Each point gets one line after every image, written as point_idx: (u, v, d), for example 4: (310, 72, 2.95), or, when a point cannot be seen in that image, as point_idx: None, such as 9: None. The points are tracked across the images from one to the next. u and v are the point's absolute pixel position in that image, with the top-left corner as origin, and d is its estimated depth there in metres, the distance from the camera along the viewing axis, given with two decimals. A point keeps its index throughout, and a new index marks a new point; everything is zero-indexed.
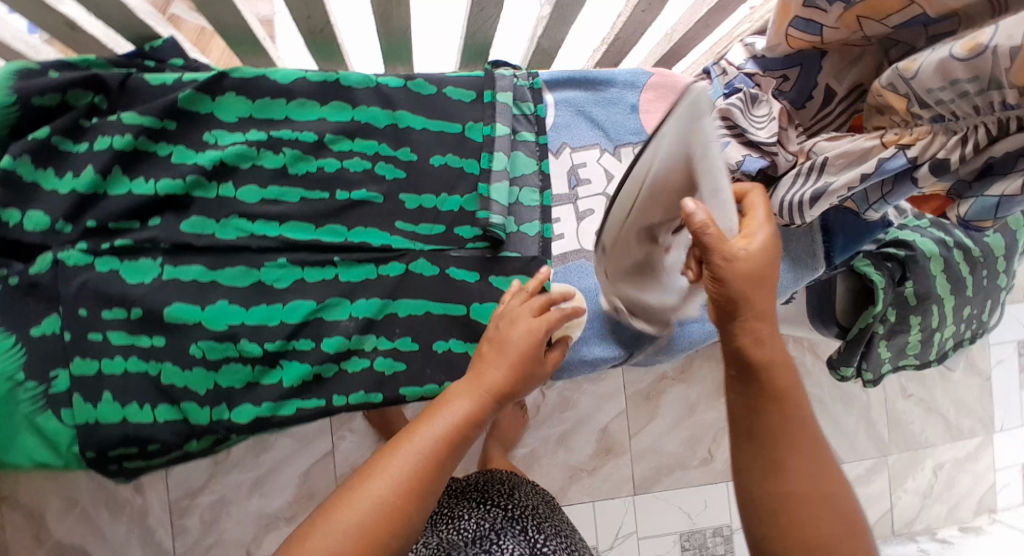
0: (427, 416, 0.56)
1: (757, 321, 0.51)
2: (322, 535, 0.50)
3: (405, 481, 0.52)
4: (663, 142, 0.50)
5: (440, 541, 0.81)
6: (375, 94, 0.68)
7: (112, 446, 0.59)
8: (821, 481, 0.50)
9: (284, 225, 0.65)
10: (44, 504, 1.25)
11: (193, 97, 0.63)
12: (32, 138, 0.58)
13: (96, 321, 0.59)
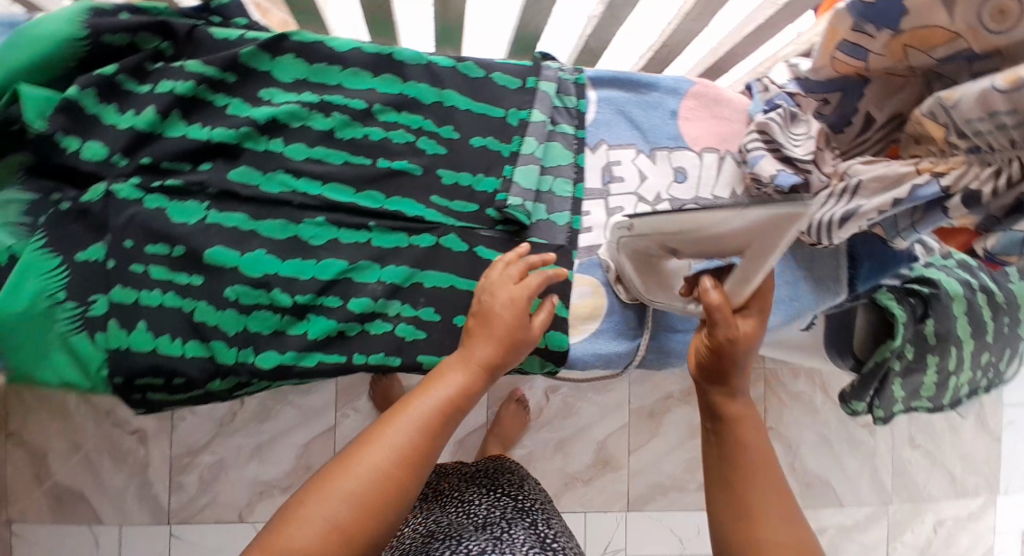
0: (419, 391, 0.58)
1: (735, 383, 0.59)
2: (318, 505, 0.51)
3: (399, 452, 0.54)
4: (738, 216, 0.53)
5: (451, 520, 0.80)
6: (426, 72, 0.70)
7: (140, 375, 0.61)
8: (789, 526, 0.54)
9: (326, 186, 0.67)
10: (49, 443, 1.27)
11: (254, 54, 0.66)
12: (98, 73, 0.60)
13: (140, 254, 0.61)
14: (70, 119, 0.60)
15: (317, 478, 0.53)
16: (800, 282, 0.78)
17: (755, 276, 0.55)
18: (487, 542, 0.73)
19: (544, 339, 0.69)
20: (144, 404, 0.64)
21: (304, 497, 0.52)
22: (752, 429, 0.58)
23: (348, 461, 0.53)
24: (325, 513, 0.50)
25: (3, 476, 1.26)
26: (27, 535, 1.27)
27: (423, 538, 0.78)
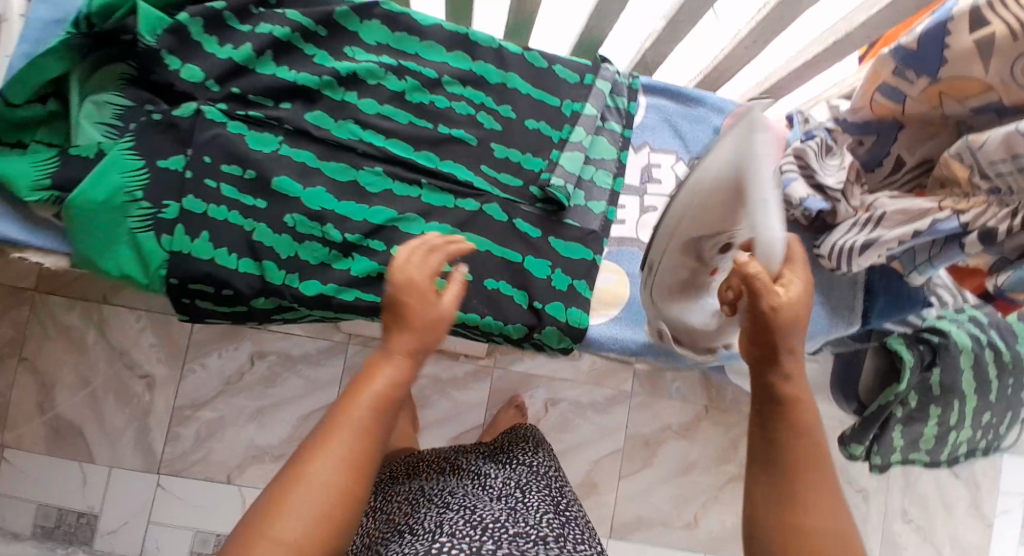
0: (353, 391, 0.48)
1: (788, 356, 0.49)
2: (276, 534, 0.42)
3: (354, 461, 0.46)
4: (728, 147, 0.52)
5: (466, 493, 0.86)
6: (495, 55, 0.76)
7: (193, 280, 0.64)
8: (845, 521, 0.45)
9: (388, 140, 0.72)
10: (60, 374, 1.30)
11: (346, 15, 0.71)
12: (208, 6, 0.66)
13: (215, 170, 0.65)
14: (176, 40, 0.65)
15: (261, 507, 0.44)
16: (817, 306, 0.81)
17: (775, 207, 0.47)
18: (503, 509, 0.81)
19: (564, 313, 0.72)
20: (188, 311, 0.68)
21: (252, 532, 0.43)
22: (814, 419, 0.48)
23: (296, 480, 0.44)
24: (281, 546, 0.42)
25: (8, 399, 1.29)
26: (19, 462, 1.28)
27: (439, 504, 0.83)
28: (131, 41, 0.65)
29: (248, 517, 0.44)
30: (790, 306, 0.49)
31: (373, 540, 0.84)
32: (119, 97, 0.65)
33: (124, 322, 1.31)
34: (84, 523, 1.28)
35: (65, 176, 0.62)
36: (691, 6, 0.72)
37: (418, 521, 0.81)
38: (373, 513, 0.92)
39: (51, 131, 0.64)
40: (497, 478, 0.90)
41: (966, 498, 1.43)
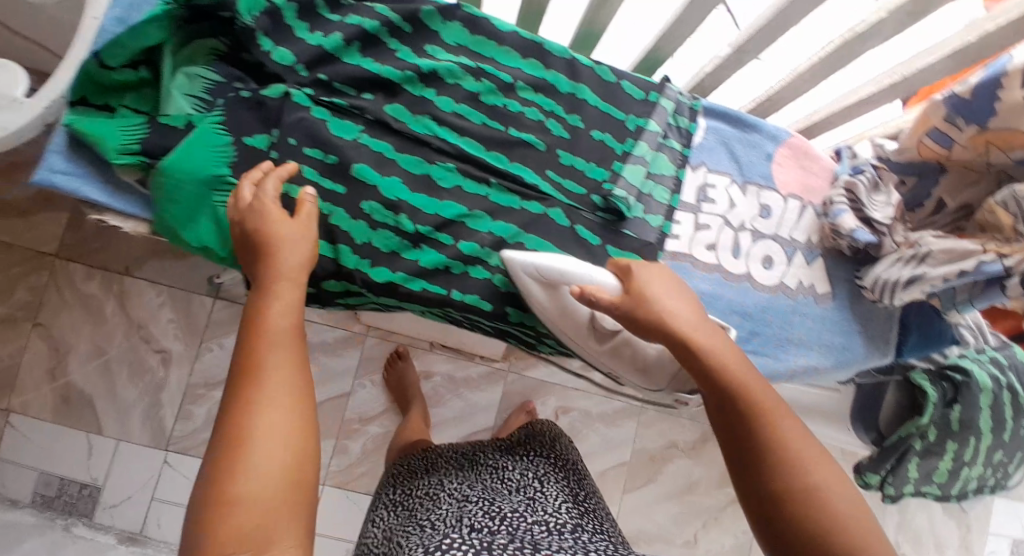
0: (251, 347, 0.56)
1: (711, 354, 0.65)
2: (245, 484, 0.50)
3: (287, 399, 0.54)
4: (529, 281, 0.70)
5: (485, 487, 0.92)
6: (567, 65, 0.78)
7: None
8: (815, 469, 0.60)
9: (460, 138, 0.73)
10: (74, 343, 1.28)
11: (432, 15, 0.73)
12: None
13: (297, 152, 0.67)
14: (271, 23, 0.66)
15: (216, 475, 0.50)
16: (853, 334, 0.83)
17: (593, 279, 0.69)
18: (524, 500, 0.88)
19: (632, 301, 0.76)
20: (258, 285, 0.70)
21: (221, 496, 0.49)
22: (761, 394, 0.63)
23: (240, 438, 0.51)
24: (256, 493, 0.50)
25: (19, 363, 1.27)
26: (24, 429, 1.26)
27: (459, 500, 0.89)
28: (229, 18, 0.66)
29: (206, 490, 0.50)
30: (655, 305, 0.67)
31: (396, 532, 0.90)
32: (210, 71, 0.66)
33: (145, 295, 1.30)
34: (86, 495, 1.27)
35: (153, 144, 0.63)
36: (762, 35, 0.75)
37: (439, 515, 0.86)
38: (397, 506, 0.98)
39: (138, 97, 0.66)
40: (515, 472, 0.96)
41: (954, 536, 1.47)
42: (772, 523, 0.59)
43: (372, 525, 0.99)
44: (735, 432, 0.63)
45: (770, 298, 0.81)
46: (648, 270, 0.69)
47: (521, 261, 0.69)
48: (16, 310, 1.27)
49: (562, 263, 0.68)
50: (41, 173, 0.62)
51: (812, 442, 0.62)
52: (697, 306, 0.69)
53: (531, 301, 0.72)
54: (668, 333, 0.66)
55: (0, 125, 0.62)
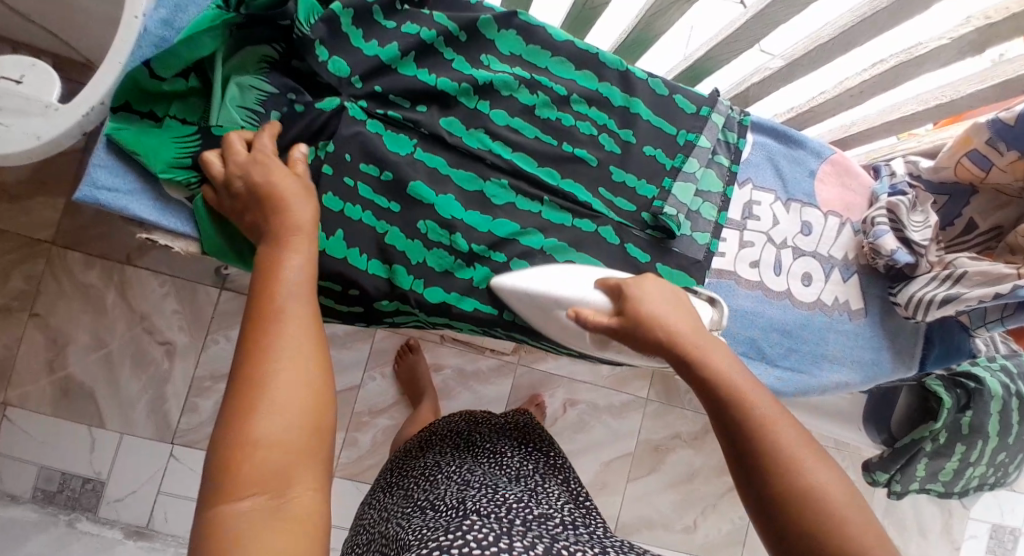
0: (266, 297, 0.53)
1: (698, 357, 0.60)
2: (265, 427, 0.48)
3: (303, 346, 0.52)
4: (518, 306, 0.70)
5: (485, 472, 0.88)
6: (621, 78, 0.77)
7: (325, 277, 0.65)
8: (809, 461, 0.55)
9: (514, 153, 0.72)
10: (73, 334, 1.23)
11: (489, 23, 0.71)
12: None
13: (353, 169, 0.65)
14: (328, 29, 0.64)
15: (234, 417, 0.48)
16: (883, 350, 0.85)
17: (583, 303, 0.67)
18: (525, 490, 0.83)
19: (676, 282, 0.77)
20: None
21: (240, 439, 0.47)
22: (752, 392, 0.58)
23: (257, 381, 0.49)
24: (273, 436, 0.48)
25: (14, 355, 1.21)
26: (21, 422, 1.22)
27: (459, 483, 0.85)
28: (286, 26, 0.62)
29: (224, 432, 0.48)
30: (645, 312, 0.63)
31: (393, 517, 0.85)
32: (264, 81, 0.64)
33: (147, 286, 1.25)
34: (89, 490, 1.23)
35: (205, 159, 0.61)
36: (818, 53, 0.77)
37: (440, 496, 0.82)
38: (394, 491, 0.93)
39: (185, 107, 0.62)
40: (514, 460, 0.93)
41: (937, 522, 1.54)
42: (773, 521, 0.55)
43: (368, 509, 0.96)
44: (734, 438, 0.57)
45: (808, 315, 0.82)
46: (643, 284, 0.65)
47: (511, 288, 0.69)
48: (10, 300, 1.21)
49: (551, 286, 0.68)
50: (85, 189, 0.59)
51: (810, 442, 0.57)
52: (692, 315, 0.65)
53: (526, 321, 0.72)
54: (657, 339, 0.62)
55: (33, 135, 0.57)
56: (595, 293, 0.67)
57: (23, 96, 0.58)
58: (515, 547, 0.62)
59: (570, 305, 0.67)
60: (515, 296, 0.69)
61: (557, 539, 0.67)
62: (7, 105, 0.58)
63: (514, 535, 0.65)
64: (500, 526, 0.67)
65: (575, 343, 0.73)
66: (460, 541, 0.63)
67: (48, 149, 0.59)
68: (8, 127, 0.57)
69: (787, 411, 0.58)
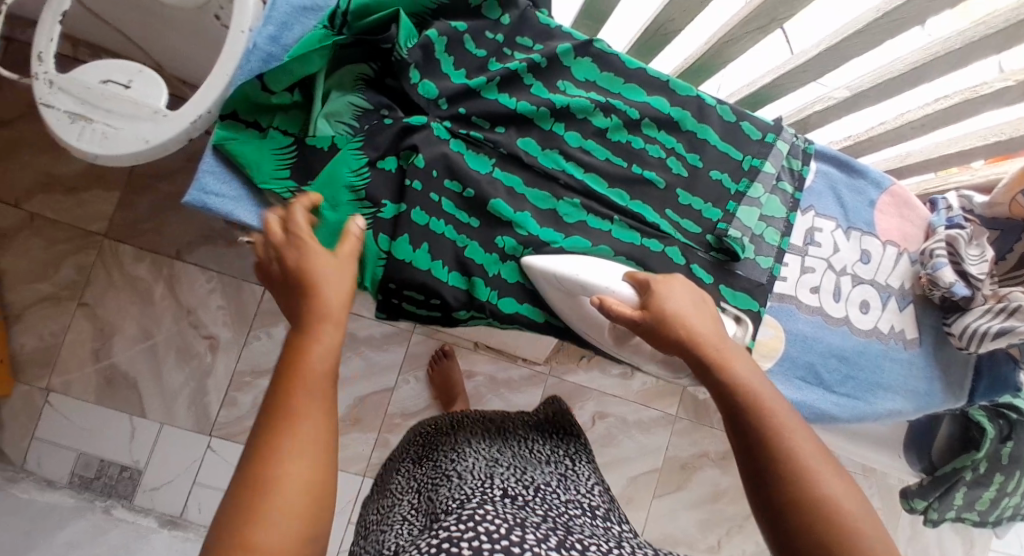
0: (281, 394, 0.51)
1: (724, 361, 0.60)
2: (267, 536, 0.46)
3: (315, 449, 0.50)
4: (547, 288, 0.70)
5: (514, 457, 0.84)
6: (694, 104, 0.78)
7: (408, 288, 0.68)
8: (824, 473, 0.53)
9: (586, 173, 0.75)
10: (120, 324, 1.25)
11: (567, 51, 0.75)
12: (451, 26, 0.71)
13: (438, 185, 0.69)
14: (423, 55, 0.69)
15: (236, 521, 0.46)
16: (935, 380, 0.85)
17: (610, 294, 0.67)
18: (552, 480, 0.80)
19: (737, 300, 0.78)
20: (387, 311, 0.72)
21: (240, 543, 0.45)
22: (769, 395, 0.57)
23: (266, 478, 0.47)
24: (274, 542, 0.46)
25: (62, 342, 1.24)
26: (64, 408, 1.24)
27: (488, 460, 0.82)
28: (387, 49, 0.69)
29: (223, 529, 0.46)
30: (670, 308, 0.63)
31: (420, 483, 0.84)
32: (361, 98, 0.69)
33: (194, 279, 1.27)
34: (126, 479, 1.25)
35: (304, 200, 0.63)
36: (887, 85, 0.77)
37: (466, 470, 0.80)
38: (420, 458, 0.91)
39: (286, 119, 0.67)
40: (544, 449, 0.89)
41: (960, 554, 1.53)
42: (790, 540, 0.52)
43: (394, 473, 0.94)
44: (751, 445, 0.55)
45: (864, 343, 0.83)
46: (669, 284, 0.66)
47: (542, 268, 0.69)
48: (61, 288, 1.24)
49: (583, 271, 0.68)
50: (195, 193, 0.64)
51: (828, 454, 0.55)
52: (715, 321, 0.64)
53: (552, 305, 0.71)
54: (677, 337, 0.62)
55: (138, 137, 0.62)
56: (622, 286, 0.67)
57: (133, 101, 0.62)
58: (528, 540, 0.60)
59: (597, 293, 0.67)
60: (545, 279, 0.69)
61: (572, 532, 0.65)
62: (119, 110, 0.63)
63: (527, 527, 0.62)
64: (515, 515, 0.64)
65: (595, 333, 0.72)
66: (472, 531, 0.60)
67: (156, 153, 0.63)
68: (119, 130, 0.62)
69: (806, 423, 0.56)
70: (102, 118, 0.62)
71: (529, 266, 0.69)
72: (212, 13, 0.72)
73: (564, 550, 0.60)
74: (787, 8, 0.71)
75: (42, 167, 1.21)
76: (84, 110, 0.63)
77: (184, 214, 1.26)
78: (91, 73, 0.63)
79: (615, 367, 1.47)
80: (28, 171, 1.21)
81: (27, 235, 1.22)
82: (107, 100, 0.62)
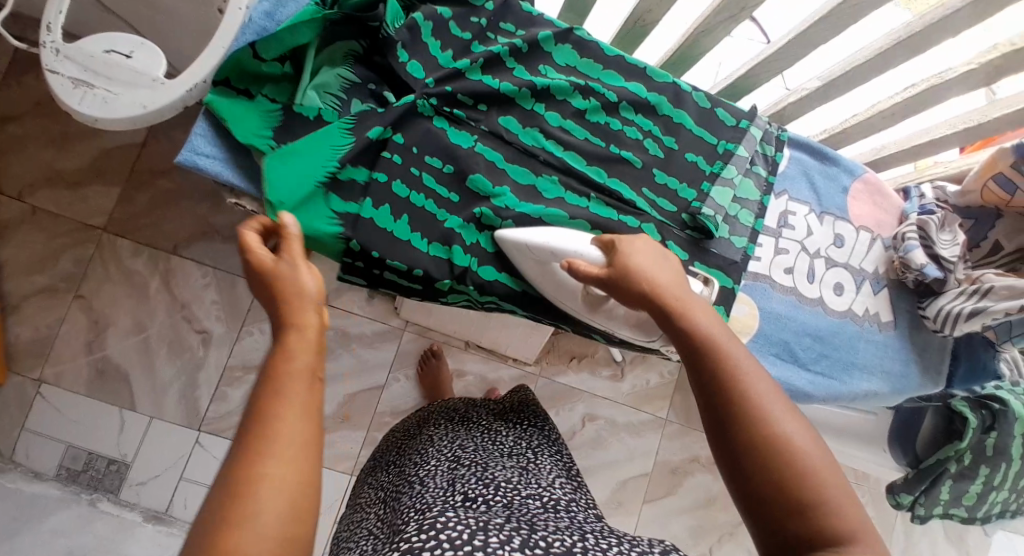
0: (260, 390, 0.49)
1: (687, 313, 0.64)
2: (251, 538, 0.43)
3: (298, 446, 0.47)
4: (518, 257, 0.73)
5: (478, 449, 0.84)
6: (671, 89, 0.82)
7: (391, 258, 0.70)
8: (785, 419, 0.57)
9: (564, 152, 0.78)
10: (115, 317, 1.27)
11: (548, 38, 0.79)
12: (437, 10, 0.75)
13: (419, 161, 0.72)
14: (410, 35, 0.73)
15: (219, 520, 0.43)
16: (911, 363, 0.86)
17: (580, 256, 0.71)
18: (515, 470, 0.80)
19: (710, 273, 0.79)
20: (367, 279, 0.74)
21: (222, 544, 0.42)
22: (732, 347, 0.61)
23: (250, 479, 0.44)
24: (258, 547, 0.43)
25: (56, 334, 1.26)
26: (55, 400, 1.25)
27: (451, 461, 0.82)
28: (375, 27, 0.72)
29: (202, 534, 0.43)
30: (635, 266, 0.67)
31: (391, 496, 0.82)
32: (350, 72, 0.72)
33: (189, 275, 1.29)
34: (113, 472, 1.25)
35: (293, 199, 0.67)
36: (855, 73, 0.80)
37: (430, 475, 0.80)
38: (390, 468, 0.91)
39: (276, 89, 0.70)
40: (507, 440, 0.88)
41: None
42: (749, 482, 0.56)
43: (365, 487, 0.94)
44: (708, 392, 0.60)
45: (839, 322, 0.85)
46: (633, 243, 0.70)
47: (512, 239, 0.72)
48: (59, 281, 1.26)
49: (552, 238, 0.71)
50: (186, 154, 0.67)
51: (787, 402, 0.59)
52: (679, 276, 0.68)
53: (524, 272, 0.74)
54: (642, 294, 0.66)
55: (134, 101, 0.66)
56: (590, 248, 0.71)
57: (134, 69, 0.66)
58: (491, 543, 0.59)
59: (567, 255, 0.71)
60: (513, 247, 0.72)
61: (536, 528, 0.64)
62: (119, 77, 0.66)
63: (490, 529, 0.61)
64: (477, 518, 0.63)
65: (568, 301, 0.75)
66: (433, 540, 0.59)
67: (152, 118, 0.67)
68: (118, 95, 0.66)
69: (767, 374, 0.60)
70: (103, 85, 0.66)
71: (501, 239, 0.72)
72: (213, 5, 0.76)
73: (529, 549, 0.59)
74: None
75: (44, 161, 1.25)
76: (86, 76, 0.67)
77: (183, 209, 1.29)
78: (95, 43, 0.67)
79: (605, 369, 1.48)
80: (32, 166, 1.24)
81: (26, 227, 1.25)
82: (109, 68, 0.66)
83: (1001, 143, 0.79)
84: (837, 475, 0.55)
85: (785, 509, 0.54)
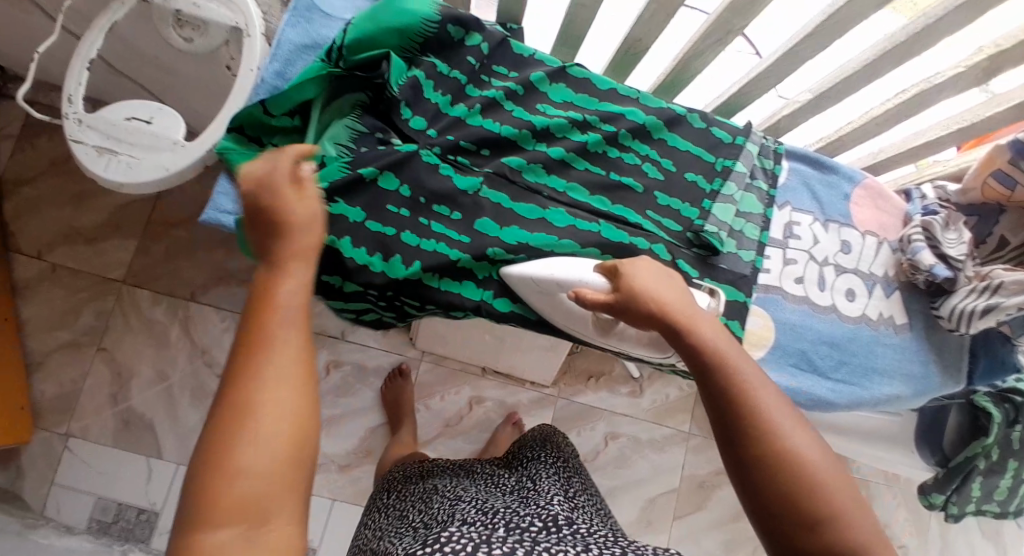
0: (249, 321, 0.50)
1: (694, 330, 0.64)
2: (249, 457, 0.46)
3: (293, 373, 0.49)
4: (528, 292, 0.74)
5: (478, 490, 0.86)
6: (666, 113, 0.84)
7: (405, 296, 0.74)
8: (794, 431, 0.57)
9: (568, 184, 0.79)
10: (137, 367, 1.29)
11: (541, 79, 0.82)
12: (428, 60, 0.76)
13: (427, 209, 0.73)
14: (413, 92, 0.75)
15: (217, 445, 0.46)
16: (930, 363, 0.86)
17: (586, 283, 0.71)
18: (516, 499, 0.82)
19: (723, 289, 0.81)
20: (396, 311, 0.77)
21: (224, 465, 0.45)
22: (739, 361, 0.62)
23: (247, 406, 0.47)
24: (261, 467, 0.46)
25: (81, 388, 1.27)
26: (81, 453, 1.26)
27: (452, 497, 0.83)
28: (381, 84, 0.75)
29: (205, 462, 0.46)
30: (642, 287, 0.68)
31: (386, 536, 0.82)
32: (358, 122, 0.74)
33: (207, 321, 1.31)
34: (142, 521, 1.25)
35: None
36: (845, 84, 0.81)
37: (433, 512, 0.80)
38: (387, 510, 0.91)
39: (285, 140, 0.72)
40: (508, 480, 0.90)
41: None
42: (757, 495, 0.57)
43: (361, 530, 0.93)
44: (719, 407, 0.60)
45: (854, 328, 0.85)
46: (636, 265, 0.70)
47: (520, 275, 0.73)
48: (81, 335, 1.28)
49: (557, 270, 0.72)
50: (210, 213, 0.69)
51: (795, 415, 0.59)
52: (684, 294, 0.69)
53: (533, 304, 0.76)
54: (650, 314, 0.66)
55: (158, 165, 0.69)
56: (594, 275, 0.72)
57: (154, 134, 0.70)
58: None
59: (573, 283, 0.72)
60: (519, 281, 0.73)
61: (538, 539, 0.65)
62: (141, 142, 0.70)
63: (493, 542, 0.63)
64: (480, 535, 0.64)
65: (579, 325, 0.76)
66: None
67: (175, 180, 0.70)
68: (142, 160, 0.70)
69: (775, 386, 0.61)
70: (126, 151, 0.70)
71: (507, 277, 0.73)
72: (223, 64, 0.80)
73: None
74: (741, 18, 0.77)
75: (62, 220, 1.28)
76: (109, 144, 0.70)
77: (198, 257, 1.31)
78: (116, 111, 0.70)
79: (623, 386, 1.48)
80: (50, 225, 1.27)
81: (47, 285, 1.27)
82: (131, 134, 0.70)
83: (997, 140, 0.79)
84: (845, 482, 0.56)
85: (792, 521, 0.55)
